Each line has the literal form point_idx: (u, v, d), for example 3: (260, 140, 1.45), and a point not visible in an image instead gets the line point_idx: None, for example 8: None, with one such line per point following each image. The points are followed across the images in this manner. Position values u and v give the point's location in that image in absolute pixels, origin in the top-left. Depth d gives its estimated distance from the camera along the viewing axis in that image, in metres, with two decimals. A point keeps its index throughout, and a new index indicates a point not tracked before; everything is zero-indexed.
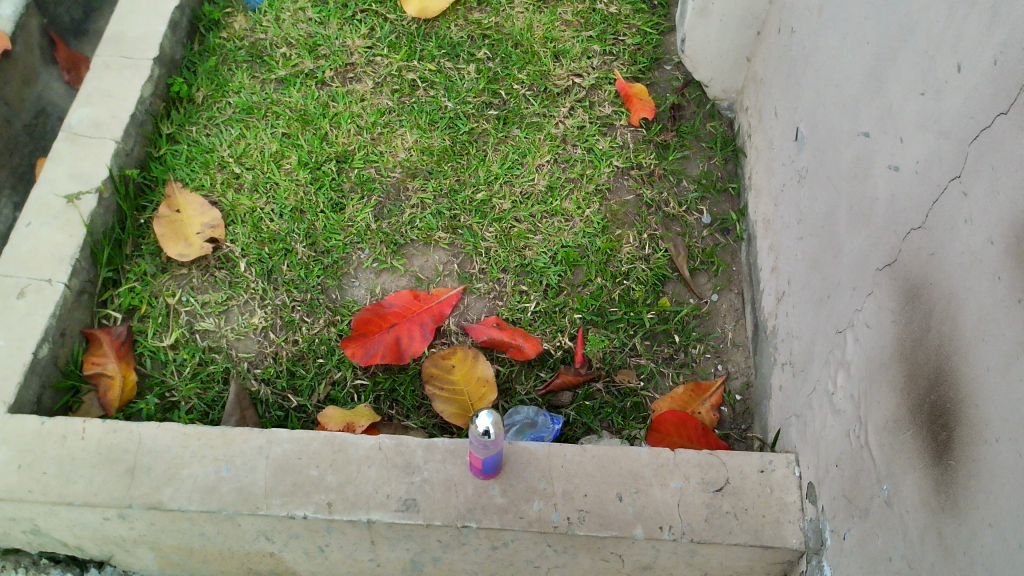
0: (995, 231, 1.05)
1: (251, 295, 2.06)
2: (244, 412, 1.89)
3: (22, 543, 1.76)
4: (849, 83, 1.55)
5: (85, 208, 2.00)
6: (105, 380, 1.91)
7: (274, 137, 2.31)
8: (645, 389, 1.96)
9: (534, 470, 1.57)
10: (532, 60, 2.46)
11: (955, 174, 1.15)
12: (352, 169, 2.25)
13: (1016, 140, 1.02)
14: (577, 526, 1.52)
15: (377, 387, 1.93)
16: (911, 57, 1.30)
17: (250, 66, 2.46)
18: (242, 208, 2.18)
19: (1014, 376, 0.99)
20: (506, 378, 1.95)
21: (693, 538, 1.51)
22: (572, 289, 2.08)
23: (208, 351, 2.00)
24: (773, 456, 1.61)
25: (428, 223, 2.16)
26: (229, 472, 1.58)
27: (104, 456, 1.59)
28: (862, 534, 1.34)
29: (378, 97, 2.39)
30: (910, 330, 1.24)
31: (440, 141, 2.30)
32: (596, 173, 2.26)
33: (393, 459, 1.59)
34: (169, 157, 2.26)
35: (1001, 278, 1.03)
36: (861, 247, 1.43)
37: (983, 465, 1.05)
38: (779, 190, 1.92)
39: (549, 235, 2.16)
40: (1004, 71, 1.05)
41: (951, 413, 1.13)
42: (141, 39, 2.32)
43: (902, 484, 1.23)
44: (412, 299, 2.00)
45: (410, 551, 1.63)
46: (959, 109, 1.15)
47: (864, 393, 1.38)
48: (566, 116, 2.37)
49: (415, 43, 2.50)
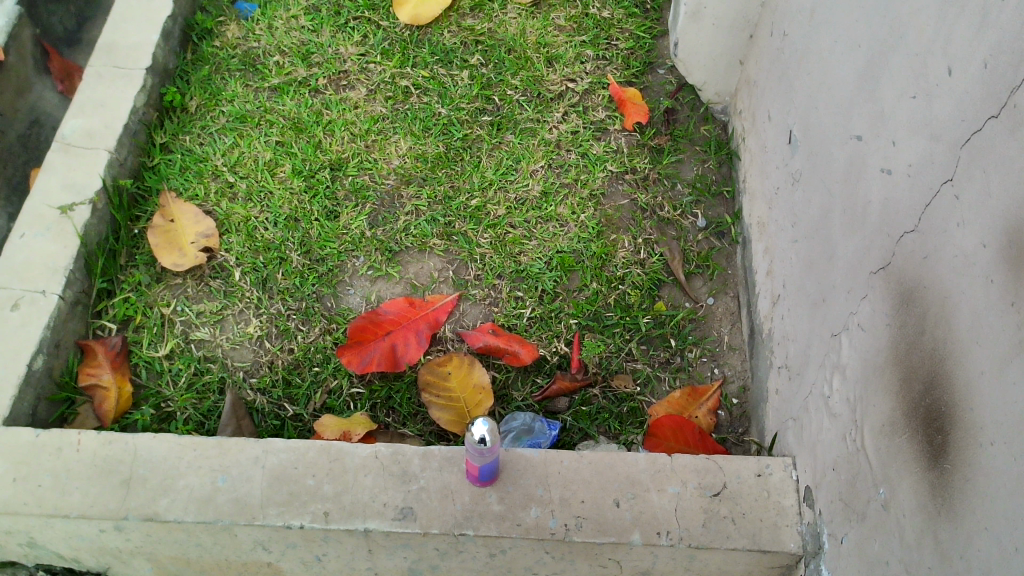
0: (988, 234, 1.06)
1: (246, 305, 2.06)
2: (241, 421, 1.89)
3: (18, 556, 1.75)
4: (841, 87, 1.56)
5: (79, 219, 2.00)
6: (100, 391, 1.90)
7: (267, 146, 2.31)
8: (642, 393, 1.96)
9: (531, 477, 1.57)
10: (526, 65, 2.46)
11: (947, 177, 1.15)
12: (346, 177, 2.25)
13: (1007, 143, 1.02)
14: (574, 532, 1.52)
15: (373, 395, 1.93)
16: (903, 60, 1.31)
17: (244, 74, 2.46)
18: (237, 216, 2.18)
19: (1008, 380, 0.99)
20: (502, 385, 1.94)
21: (691, 543, 1.51)
22: (568, 295, 2.08)
23: (204, 361, 1.99)
24: (770, 460, 1.61)
25: (423, 230, 2.16)
26: (226, 482, 1.57)
27: (100, 468, 1.59)
28: (860, 537, 1.33)
29: (372, 104, 2.39)
30: (905, 333, 1.24)
31: (434, 148, 2.30)
32: (590, 178, 2.26)
33: (390, 468, 1.58)
34: (163, 167, 2.25)
35: (994, 281, 1.03)
36: (855, 251, 1.44)
37: (978, 468, 1.05)
38: (773, 194, 1.93)
39: (544, 240, 2.16)
40: (995, 74, 1.06)
41: (947, 416, 1.13)
42: (134, 49, 2.32)
43: (899, 487, 1.23)
44: (407, 307, 1.99)
45: (408, 559, 1.63)
46: (951, 112, 1.15)
47: (860, 396, 1.38)
48: (560, 121, 2.37)
49: (408, 50, 2.50)
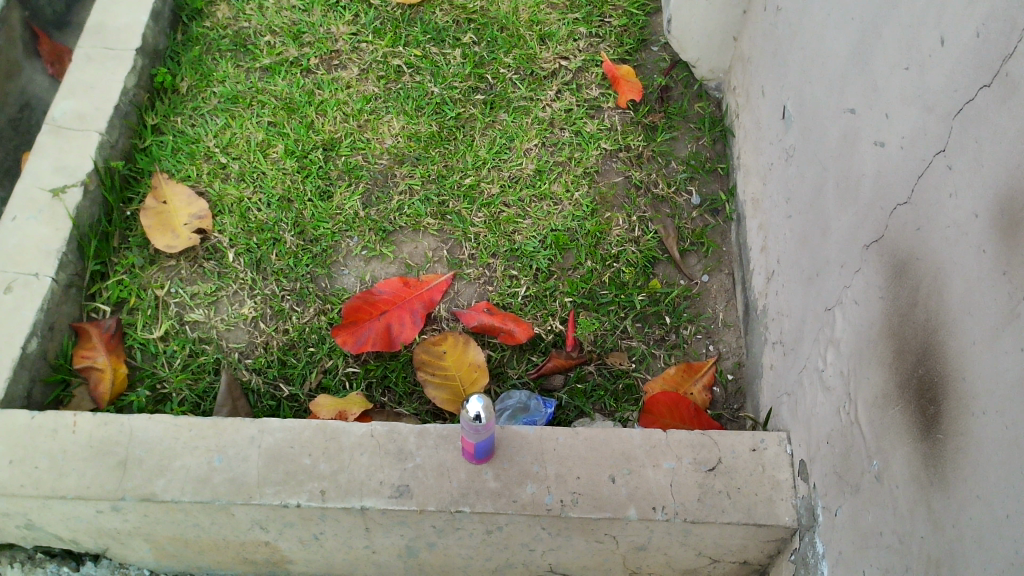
0: (980, 204, 1.05)
1: (240, 286, 2.06)
2: (236, 402, 1.88)
3: (17, 538, 1.76)
4: (834, 61, 1.55)
5: (70, 201, 1.99)
6: (96, 373, 1.90)
7: (259, 127, 2.29)
8: (637, 370, 1.96)
9: (527, 454, 1.58)
10: (519, 43, 2.45)
11: (940, 149, 1.15)
12: (339, 157, 2.24)
13: (999, 113, 1.02)
14: (570, 508, 1.52)
15: (368, 374, 1.93)
16: (895, 32, 1.30)
17: (235, 55, 2.44)
18: (229, 197, 2.17)
19: (1000, 349, 1.00)
20: (498, 363, 1.94)
21: (687, 517, 1.52)
22: (562, 273, 2.08)
23: (198, 342, 1.99)
24: (765, 434, 1.62)
25: (417, 210, 2.15)
26: (222, 462, 1.57)
27: (96, 449, 1.59)
28: (854, 509, 1.34)
29: (364, 84, 2.38)
30: (898, 305, 1.24)
31: (427, 127, 2.29)
32: (584, 156, 2.26)
33: (386, 446, 1.59)
34: (155, 148, 2.24)
35: (986, 251, 1.03)
36: (848, 225, 1.43)
37: (970, 438, 1.05)
38: (767, 169, 1.92)
39: (538, 219, 2.15)
40: (987, 43, 1.05)
41: (940, 387, 1.13)
42: (124, 30, 2.30)
43: (893, 460, 1.23)
44: (402, 286, 1.99)
45: (405, 537, 1.63)
46: (943, 83, 1.15)
47: (854, 369, 1.38)
48: (553, 99, 2.36)
49: (400, 29, 2.48)
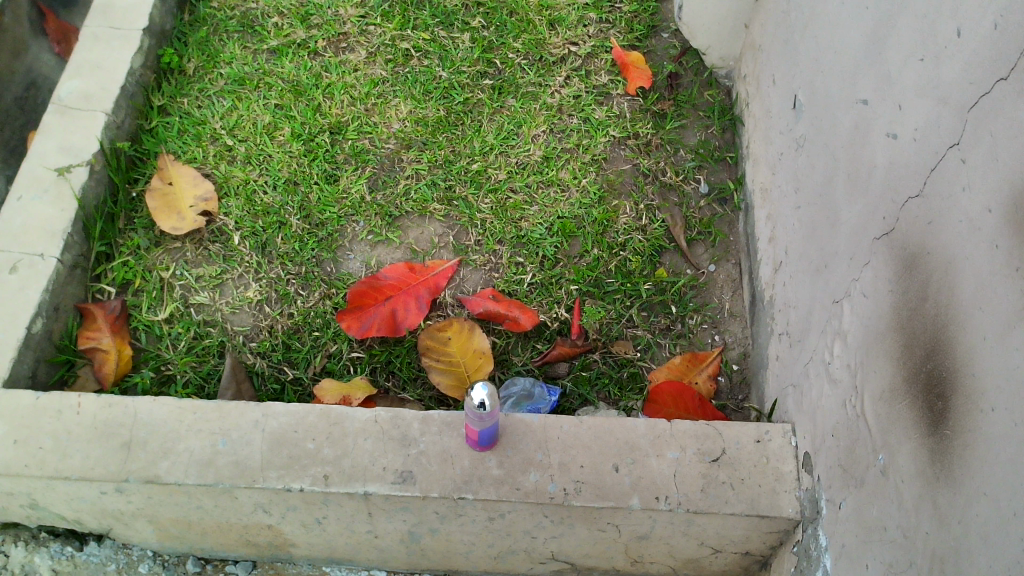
0: (994, 199, 1.04)
1: (245, 269, 2.05)
2: (240, 385, 1.88)
3: (21, 518, 1.76)
4: (848, 50, 1.52)
5: (76, 181, 1.98)
6: (100, 354, 1.89)
7: (266, 109, 2.28)
8: (642, 359, 1.96)
9: (531, 442, 1.58)
10: (528, 28, 2.42)
11: (954, 141, 1.13)
12: (346, 140, 2.23)
13: (1016, 106, 1.00)
14: (573, 497, 1.52)
15: (373, 359, 1.92)
16: (911, 22, 1.28)
17: (242, 36, 2.43)
18: (235, 179, 2.16)
19: (1010, 346, 0.99)
20: (502, 350, 1.94)
21: (690, 507, 1.52)
22: (569, 261, 2.07)
23: (203, 325, 1.99)
24: (770, 426, 1.61)
25: (423, 195, 2.14)
26: (225, 445, 1.58)
27: (100, 431, 1.59)
28: (858, 503, 1.33)
29: (372, 67, 2.36)
30: (908, 298, 1.23)
31: (434, 112, 2.27)
32: (593, 143, 2.24)
33: (389, 432, 1.59)
34: (161, 129, 2.23)
35: (999, 247, 1.02)
36: (858, 217, 1.42)
37: (978, 434, 1.04)
38: (777, 159, 1.90)
39: (545, 206, 2.14)
40: (1005, 35, 1.03)
41: (948, 383, 1.12)
42: (130, 10, 2.29)
43: (898, 454, 1.23)
44: (407, 272, 1.98)
45: (407, 522, 1.64)
46: (958, 75, 1.13)
47: (862, 362, 1.37)
48: (562, 85, 2.34)
49: (409, 12, 2.46)
